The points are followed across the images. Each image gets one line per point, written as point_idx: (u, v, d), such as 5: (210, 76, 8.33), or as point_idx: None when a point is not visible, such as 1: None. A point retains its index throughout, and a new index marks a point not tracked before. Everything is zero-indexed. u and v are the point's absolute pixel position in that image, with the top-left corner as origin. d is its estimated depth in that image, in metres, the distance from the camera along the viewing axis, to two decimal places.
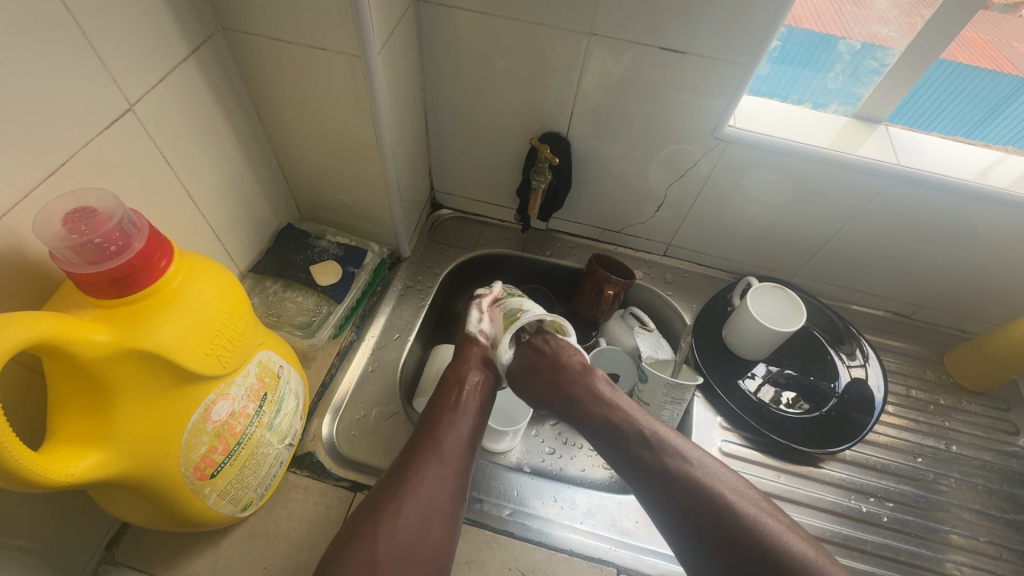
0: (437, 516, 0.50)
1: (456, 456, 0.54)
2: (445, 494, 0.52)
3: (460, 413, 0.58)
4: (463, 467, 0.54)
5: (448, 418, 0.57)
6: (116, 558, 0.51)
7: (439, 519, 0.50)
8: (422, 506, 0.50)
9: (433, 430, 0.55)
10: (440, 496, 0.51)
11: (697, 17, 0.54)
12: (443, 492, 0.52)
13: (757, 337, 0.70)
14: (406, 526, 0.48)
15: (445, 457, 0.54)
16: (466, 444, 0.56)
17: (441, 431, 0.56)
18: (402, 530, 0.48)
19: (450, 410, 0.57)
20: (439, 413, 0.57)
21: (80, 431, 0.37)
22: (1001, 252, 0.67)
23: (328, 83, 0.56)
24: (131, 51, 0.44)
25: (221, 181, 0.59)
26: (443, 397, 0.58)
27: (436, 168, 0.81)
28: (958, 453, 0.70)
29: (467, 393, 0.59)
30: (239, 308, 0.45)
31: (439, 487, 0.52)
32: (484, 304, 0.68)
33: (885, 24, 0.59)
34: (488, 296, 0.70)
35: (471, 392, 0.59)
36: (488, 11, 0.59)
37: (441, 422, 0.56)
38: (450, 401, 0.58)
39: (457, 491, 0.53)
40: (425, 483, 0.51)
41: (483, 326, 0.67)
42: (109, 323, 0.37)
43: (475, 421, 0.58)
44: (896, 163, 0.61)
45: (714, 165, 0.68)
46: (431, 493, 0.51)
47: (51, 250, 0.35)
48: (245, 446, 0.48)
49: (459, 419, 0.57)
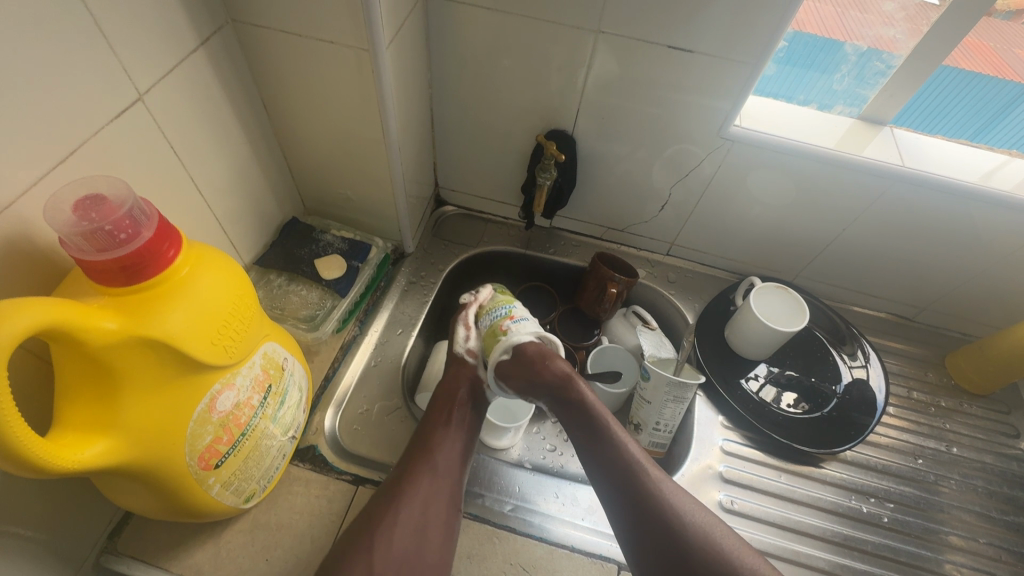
0: (433, 526, 0.51)
1: (452, 469, 0.55)
2: (442, 508, 0.52)
3: (452, 428, 0.57)
4: (457, 479, 0.55)
5: (440, 432, 0.57)
6: (118, 548, 0.51)
7: (438, 530, 0.51)
8: (418, 518, 0.51)
9: (426, 444, 0.56)
10: (436, 508, 0.52)
11: (705, 16, 0.54)
12: (440, 503, 0.52)
13: (759, 337, 0.70)
14: (403, 537, 0.49)
15: (439, 471, 0.54)
16: (459, 458, 0.56)
17: (434, 445, 0.56)
18: (398, 542, 0.49)
19: (443, 425, 0.57)
20: (432, 426, 0.57)
21: (88, 418, 0.37)
22: (1003, 255, 0.68)
23: (336, 77, 0.56)
24: (142, 40, 0.44)
25: (228, 173, 0.59)
26: (435, 412, 0.58)
27: (441, 164, 0.82)
28: (958, 455, 0.70)
29: (458, 408, 0.59)
30: (246, 299, 0.45)
31: (434, 499, 0.52)
32: (468, 319, 0.67)
33: (890, 26, 0.60)
34: (473, 305, 0.68)
35: (462, 409, 0.59)
36: (497, 8, 0.59)
37: (433, 436, 0.56)
38: (442, 415, 0.58)
39: (453, 500, 0.53)
40: (419, 497, 0.52)
41: (473, 343, 0.65)
42: (117, 311, 0.37)
43: (467, 435, 0.58)
44: (900, 165, 0.62)
45: (718, 166, 0.68)
46: (428, 505, 0.51)
47: (61, 236, 0.35)
48: (249, 437, 0.48)
49: (452, 433, 0.57)
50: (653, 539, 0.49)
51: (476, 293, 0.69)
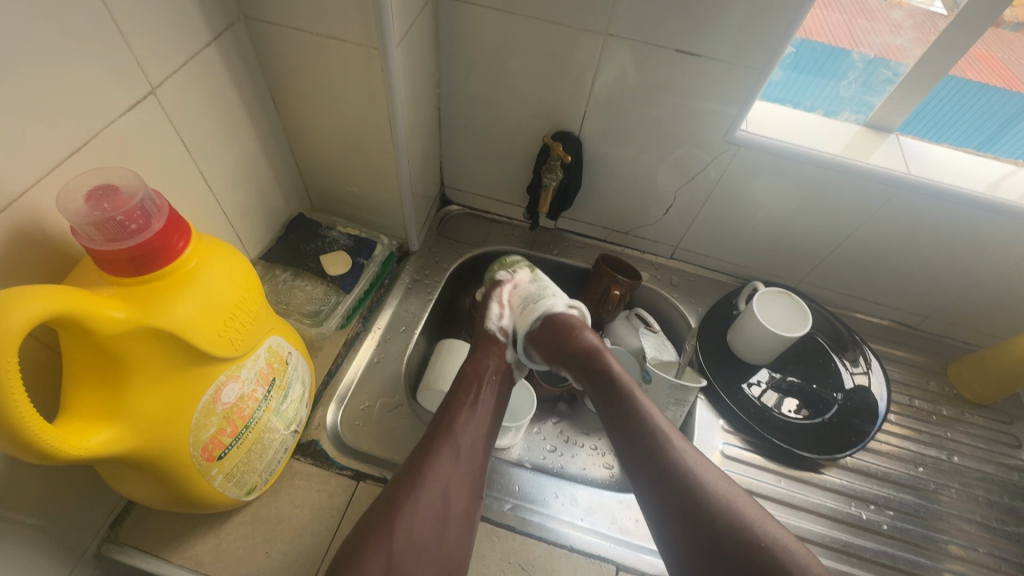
0: (454, 514, 0.51)
1: (474, 455, 0.55)
2: (462, 495, 0.52)
3: (477, 411, 0.58)
4: (480, 463, 0.55)
5: (465, 414, 0.57)
6: (119, 538, 0.51)
7: (459, 517, 0.51)
8: (438, 504, 0.50)
9: (450, 426, 0.56)
10: (457, 493, 0.52)
11: (712, 22, 0.55)
12: (460, 489, 0.52)
13: (761, 342, 0.70)
14: (423, 522, 0.49)
15: (462, 454, 0.54)
16: (480, 445, 0.56)
17: (457, 427, 0.56)
18: (418, 527, 0.49)
19: (468, 406, 0.58)
20: (457, 407, 0.58)
21: (94, 406, 0.37)
22: (1008, 264, 0.67)
23: (346, 75, 0.56)
24: (156, 35, 0.45)
25: (237, 166, 0.59)
26: (460, 392, 0.59)
27: (448, 163, 0.82)
28: (959, 464, 0.70)
29: (483, 391, 0.60)
30: (252, 291, 0.45)
31: (456, 483, 0.52)
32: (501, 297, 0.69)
33: (898, 34, 0.60)
34: (508, 283, 0.71)
35: (488, 387, 0.61)
36: (506, 9, 0.59)
37: (457, 419, 0.57)
38: (467, 397, 0.59)
39: (473, 488, 0.53)
40: (442, 481, 0.52)
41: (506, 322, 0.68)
42: (125, 300, 0.37)
43: (490, 418, 0.59)
44: (905, 173, 0.62)
45: (723, 170, 0.68)
46: (450, 492, 0.51)
47: (73, 225, 0.36)
48: (251, 430, 0.48)
49: (477, 414, 0.58)
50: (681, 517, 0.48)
51: (511, 272, 0.72)
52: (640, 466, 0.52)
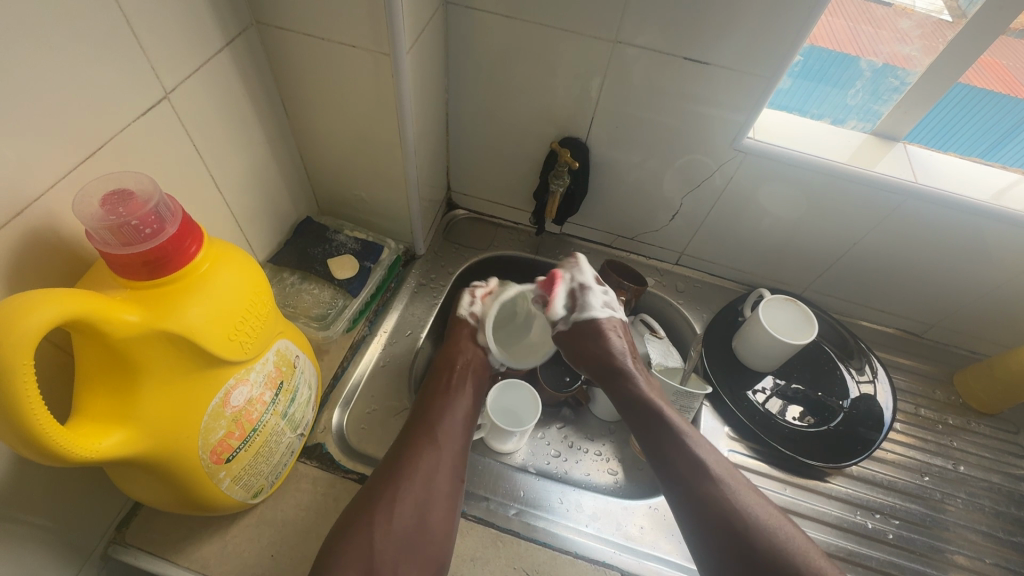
0: (434, 501, 0.53)
1: (453, 441, 0.58)
2: (443, 479, 0.54)
3: (451, 399, 0.61)
4: (459, 449, 0.57)
5: (439, 403, 0.60)
6: (126, 539, 0.51)
7: (440, 504, 0.53)
8: (419, 492, 0.53)
9: (428, 417, 0.59)
10: (438, 480, 0.54)
11: (721, 30, 0.55)
12: (441, 475, 0.55)
13: (767, 349, 0.70)
14: (403, 511, 0.51)
15: (440, 443, 0.57)
16: (460, 428, 0.59)
17: (434, 418, 0.59)
18: (399, 517, 0.51)
19: (442, 396, 0.61)
20: (433, 398, 0.61)
21: (106, 408, 0.38)
22: (1015, 274, 0.67)
23: (356, 80, 0.57)
24: (171, 42, 0.45)
25: (247, 170, 0.60)
26: (436, 384, 0.63)
27: (454, 168, 0.82)
28: (965, 474, 0.70)
29: (456, 379, 0.64)
30: (263, 295, 0.46)
31: (435, 471, 0.55)
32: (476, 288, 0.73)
33: (905, 44, 0.60)
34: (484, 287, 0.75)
35: (459, 376, 0.64)
36: (515, 16, 0.60)
37: (433, 408, 0.60)
38: (441, 387, 0.62)
39: (455, 473, 0.56)
40: (421, 470, 0.54)
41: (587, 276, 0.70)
42: (138, 303, 0.37)
43: (468, 404, 0.62)
44: (913, 181, 0.62)
45: (730, 178, 0.68)
46: (429, 480, 0.54)
47: (88, 229, 0.36)
48: (259, 433, 0.48)
49: (450, 403, 0.61)
50: (696, 503, 0.53)
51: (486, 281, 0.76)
52: (658, 452, 0.57)
